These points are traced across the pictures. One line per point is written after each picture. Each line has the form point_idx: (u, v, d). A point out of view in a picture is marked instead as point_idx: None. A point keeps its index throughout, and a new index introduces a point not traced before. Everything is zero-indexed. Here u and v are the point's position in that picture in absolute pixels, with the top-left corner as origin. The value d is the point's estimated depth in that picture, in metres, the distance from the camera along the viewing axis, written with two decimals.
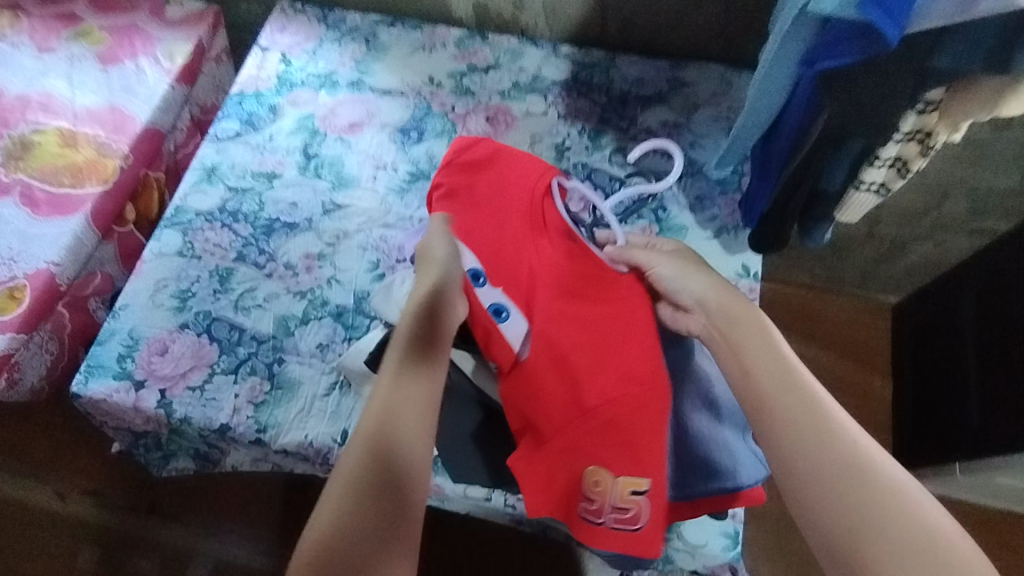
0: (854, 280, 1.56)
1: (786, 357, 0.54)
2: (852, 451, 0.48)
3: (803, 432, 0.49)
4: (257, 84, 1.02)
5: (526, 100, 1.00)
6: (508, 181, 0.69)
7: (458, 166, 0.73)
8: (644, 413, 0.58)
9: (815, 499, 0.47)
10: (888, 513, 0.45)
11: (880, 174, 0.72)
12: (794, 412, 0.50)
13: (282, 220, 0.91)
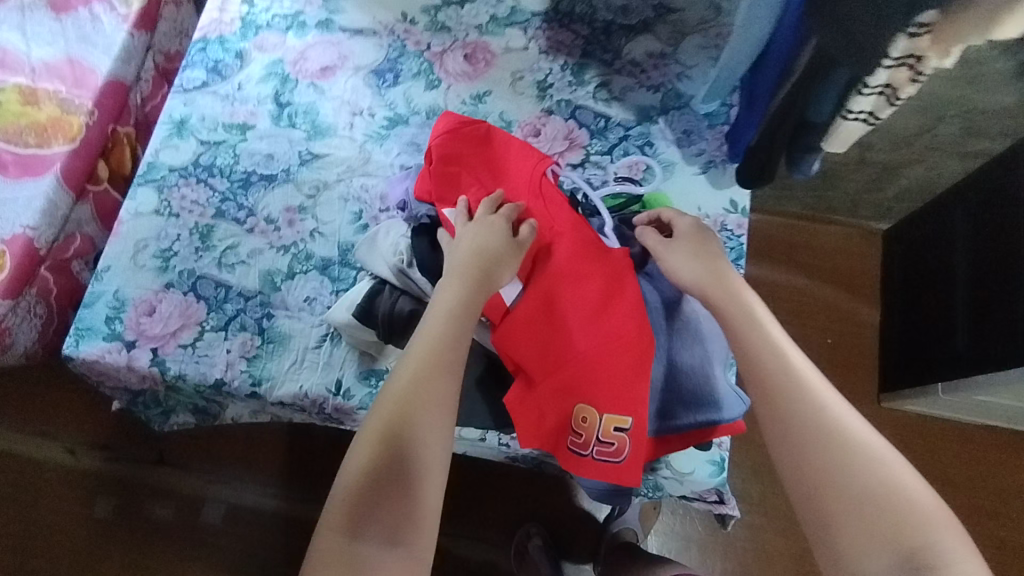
0: (845, 208, 1.54)
1: (779, 336, 0.58)
2: (839, 429, 0.53)
3: (792, 407, 0.54)
4: (221, 29, 0.97)
5: (505, 35, 0.95)
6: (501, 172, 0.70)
7: (457, 137, 0.71)
8: (632, 359, 0.57)
9: (803, 472, 0.52)
10: (870, 487, 0.50)
11: (868, 103, 0.63)
12: (788, 388, 0.55)
13: (258, 172, 0.88)
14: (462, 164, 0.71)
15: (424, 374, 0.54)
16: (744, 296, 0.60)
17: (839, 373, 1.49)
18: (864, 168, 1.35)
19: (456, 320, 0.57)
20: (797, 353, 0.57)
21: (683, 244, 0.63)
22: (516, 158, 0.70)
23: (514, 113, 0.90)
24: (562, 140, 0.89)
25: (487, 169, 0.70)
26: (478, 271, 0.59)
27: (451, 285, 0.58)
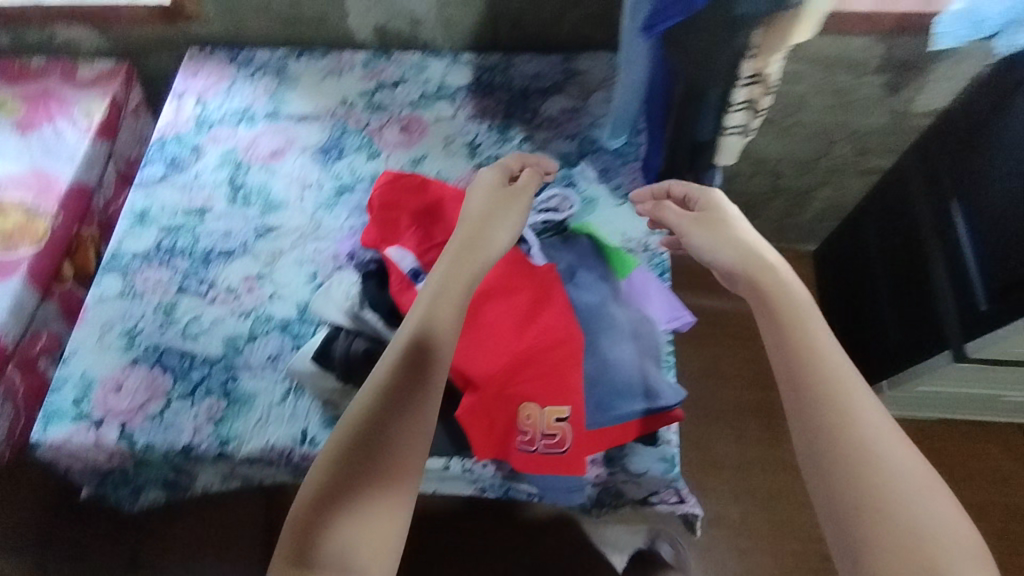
0: (773, 234, 1.67)
1: (821, 343, 0.58)
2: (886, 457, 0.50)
3: (830, 407, 0.54)
4: (177, 128, 1.07)
5: (435, 107, 1.07)
6: (437, 211, 0.78)
7: (396, 188, 0.81)
8: (563, 356, 0.64)
9: (825, 473, 0.51)
10: (897, 511, 0.47)
11: (738, 118, 0.79)
12: (822, 385, 0.55)
13: (217, 249, 0.95)
14: (399, 209, 0.79)
15: (405, 376, 0.56)
16: (782, 293, 0.62)
17: None
18: (779, 194, 1.49)
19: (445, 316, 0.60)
20: (839, 358, 0.57)
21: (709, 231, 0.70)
22: (449, 199, 0.79)
23: (449, 171, 1.00)
24: None
25: (423, 210, 0.78)
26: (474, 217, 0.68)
27: (450, 267, 0.63)
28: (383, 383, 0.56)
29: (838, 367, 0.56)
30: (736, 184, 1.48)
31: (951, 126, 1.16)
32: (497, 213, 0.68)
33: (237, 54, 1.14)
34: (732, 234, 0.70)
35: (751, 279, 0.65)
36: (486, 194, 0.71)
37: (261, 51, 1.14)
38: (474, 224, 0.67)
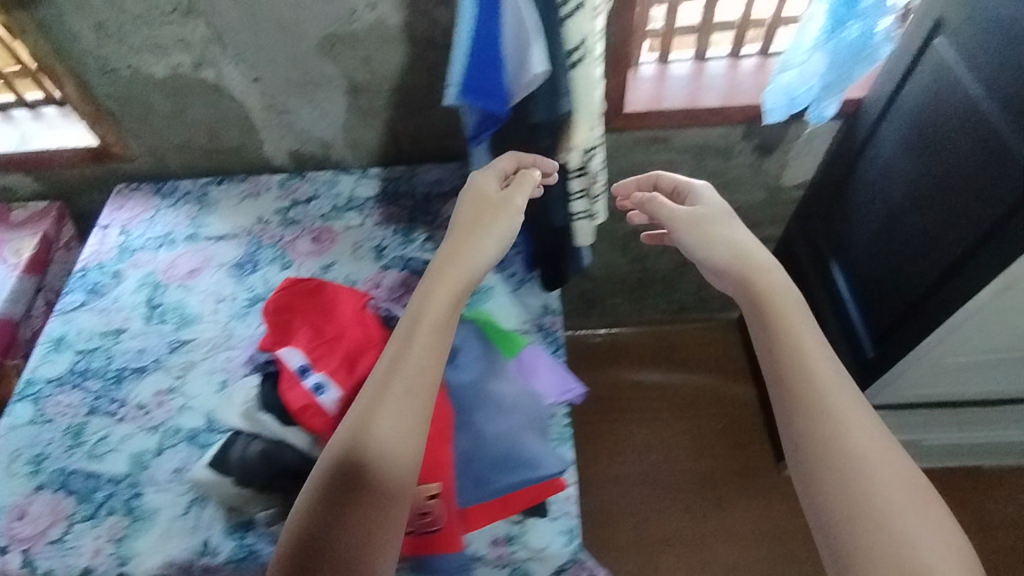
0: (696, 305, 1.77)
1: (814, 355, 0.61)
2: (868, 461, 0.54)
3: (819, 412, 0.58)
4: (100, 257, 1.13)
5: (345, 217, 1.16)
6: (329, 310, 0.83)
7: (294, 292, 0.86)
8: (434, 438, 0.72)
9: (818, 483, 0.55)
10: (889, 522, 0.51)
11: (581, 205, 0.90)
12: (814, 393, 0.59)
13: (130, 367, 0.98)
14: (293, 311, 0.85)
15: (396, 408, 0.59)
16: (773, 303, 0.65)
17: (733, 451, 1.59)
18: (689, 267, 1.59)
19: (429, 338, 0.64)
20: (832, 368, 0.60)
21: (695, 227, 0.75)
22: (343, 297, 0.85)
23: (357, 274, 1.07)
24: (399, 286, 1.05)
25: (316, 311, 0.84)
26: (462, 228, 0.73)
27: (436, 284, 0.68)
28: (374, 417, 0.59)
29: (830, 380, 0.59)
30: (649, 262, 1.59)
31: (820, 194, 1.29)
32: (485, 219, 0.73)
33: (162, 185, 1.23)
34: (726, 234, 0.73)
35: (742, 278, 0.69)
36: (475, 200, 0.75)
37: (184, 181, 1.24)
38: (462, 230, 0.72)
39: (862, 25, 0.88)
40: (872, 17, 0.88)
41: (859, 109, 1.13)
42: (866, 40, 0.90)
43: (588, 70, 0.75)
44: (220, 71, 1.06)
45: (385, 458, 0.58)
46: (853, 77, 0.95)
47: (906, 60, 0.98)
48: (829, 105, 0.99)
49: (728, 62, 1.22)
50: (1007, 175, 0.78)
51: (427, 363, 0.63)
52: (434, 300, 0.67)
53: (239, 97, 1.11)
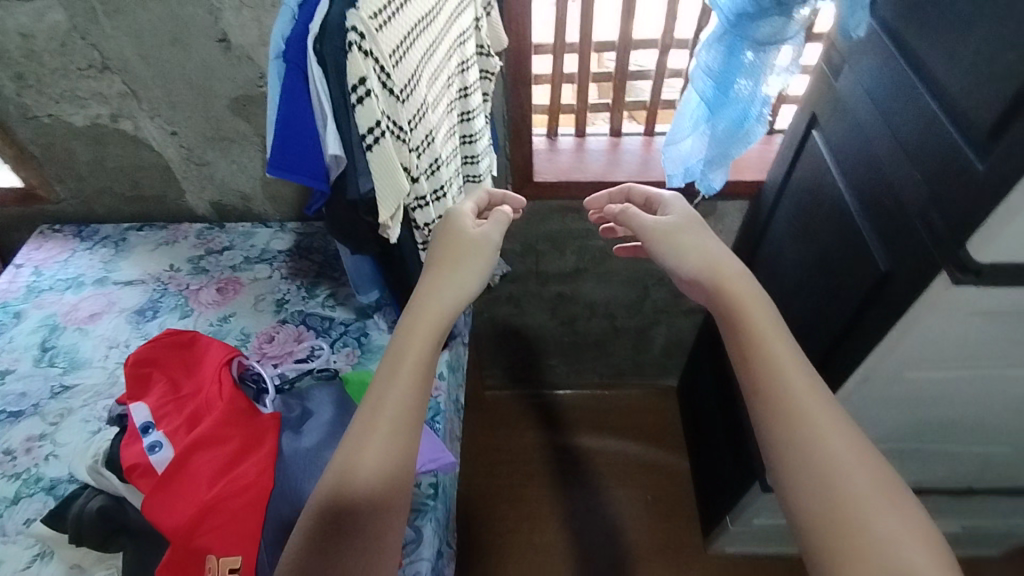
0: (632, 372, 1.75)
1: (778, 348, 0.55)
2: (837, 461, 0.47)
3: (783, 410, 0.51)
4: (6, 296, 1.14)
5: (254, 269, 1.17)
6: (194, 367, 0.83)
7: (163, 345, 0.85)
8: (248, 508, 0.67)
9: (789, 485, 0.48)
10: (867, 526, 0.44)
11: None
12: (776, 390, 0.52)
13: (8, 410, 0.97)
14: (156, 365, 0.84)
15: (387, 435, 0.52)
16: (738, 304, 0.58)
17: (662, 525, 1.52)
18: (620, 333, 1.59)
19: (416, 369, 0.56)
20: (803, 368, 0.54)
21: (666, 233, 0.67)
22: (211, 351, 0.85)
23: (252, 327, 1.07)
24: (291, 341, 1.04)
25: (181, 366, 0.84)
26: (439, 262, 0.65)
27: (414, 321, 0.59)
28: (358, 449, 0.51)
29: (798, 380, 0.53)
30: (579, 326, 1.58)
31: None
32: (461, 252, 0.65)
33: (83, 229, 1.26)
34: (695, 241, 0.66)
35: (713, 280, 0.61)
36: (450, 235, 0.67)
37: (106, 226, 1.26)
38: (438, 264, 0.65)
39: (736, 108, 0.90)
40: (744, 100, 0.89)
41: (763, 190, 1.16)
42: (741, 120, 0.91)
43: (388, 155, 0.61)
44: (138, 124, 1.10)
45: (376, 488, 0.51)
46: (733, 153, 0.95)
47: (794, 146, 1.02)
48: (716, 177, 1.00)
49: (643, 138, 1.26)
50: (861, 271, 0.80)
51: (414, 392, 0.55)
52: (417, 334, 0.58)
53: (158, 148, 1.14)
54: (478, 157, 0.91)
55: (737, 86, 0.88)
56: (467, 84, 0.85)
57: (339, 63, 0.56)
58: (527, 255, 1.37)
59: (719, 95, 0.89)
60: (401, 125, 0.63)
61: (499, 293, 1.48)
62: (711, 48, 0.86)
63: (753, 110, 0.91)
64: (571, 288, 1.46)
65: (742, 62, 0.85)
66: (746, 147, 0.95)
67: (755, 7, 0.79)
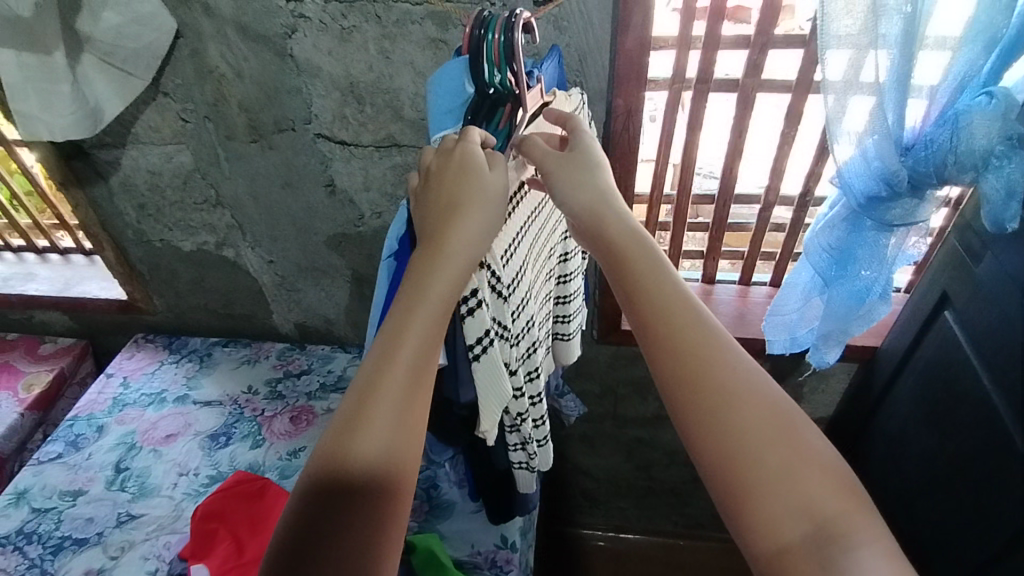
0: (711, 524, 1.58)
1: (670, 293, 0.55)
2: (734, 396, 0.50)
3: (691, 354, 0.52)
4: (93, 407, 1.16)
5: (329, 398, 1.16)
6: (260, 523, 0.84)
7: (232, 494, 0.87)
8: None
9: (687, 418, 0.51)
10: (763, 453, 0.48)
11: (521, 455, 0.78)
12: (680, 338, 0.53)
13: (73, 536, 0.96)
14: (221, 519, 0.85)
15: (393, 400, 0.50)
16: (630, 259, 0.57)
17: None
18: (701, 482, 1.45)
19: (424, 332, 0.53)
20: (692, 329, 0.53)
21: (556, 160, 0.59)
22: (282, 512, 0.85)
23: None
24: None
25: (246, 522, 0.85)
26: (437, 231, 0.55)
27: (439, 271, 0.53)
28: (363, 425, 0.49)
29: (689, 326, 0.54)
30: (654, 472, 1.46)
31: (839, 433, 1.17)
32: (463, 211, 0.54)
33: (174, 341, 1.30)
34: (590, 178, 0.60)
35: (596, 216, 0.58)
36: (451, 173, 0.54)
37: (195, 339, 1.30)
38: (439, 212, 0.55)
39: (854, 285, 0.82)
40: (867, 277, 0.81)
41: (880, 356, 1.06)
42: (863, 297, 0.82)
43: (492, 364, 0.62)
44: (239, 252, 1.14)
45: (380, 471, 0.49)
46: (852, 330, 0.86)
47: (918, 322, 0.94)
48: (830, 353, 0.90)
49: (737, 288, 1.20)
50: (1010, 474, 0.68)
51: (422, 344, 0.52)
52: (433, 285, 0.53)
53: (254, 275, 1.18)
54: (573, 321, 0.87)
55: (857, 264, 0.81)
56: (568, 249, 0.82)
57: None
58: (606, 397, 1.30)
59: (836, 271, 0.82)
60: (506, 326, 0.63)
61: (572, 431, 1.40)
62: (833, 228, 0.81)
63: (876, 288, 0.82)
64: (649, 433, 1.36)
65: (864, 241, 0.79)
66: (866, 324, 0.86)
67: (885, 189, 0.73)
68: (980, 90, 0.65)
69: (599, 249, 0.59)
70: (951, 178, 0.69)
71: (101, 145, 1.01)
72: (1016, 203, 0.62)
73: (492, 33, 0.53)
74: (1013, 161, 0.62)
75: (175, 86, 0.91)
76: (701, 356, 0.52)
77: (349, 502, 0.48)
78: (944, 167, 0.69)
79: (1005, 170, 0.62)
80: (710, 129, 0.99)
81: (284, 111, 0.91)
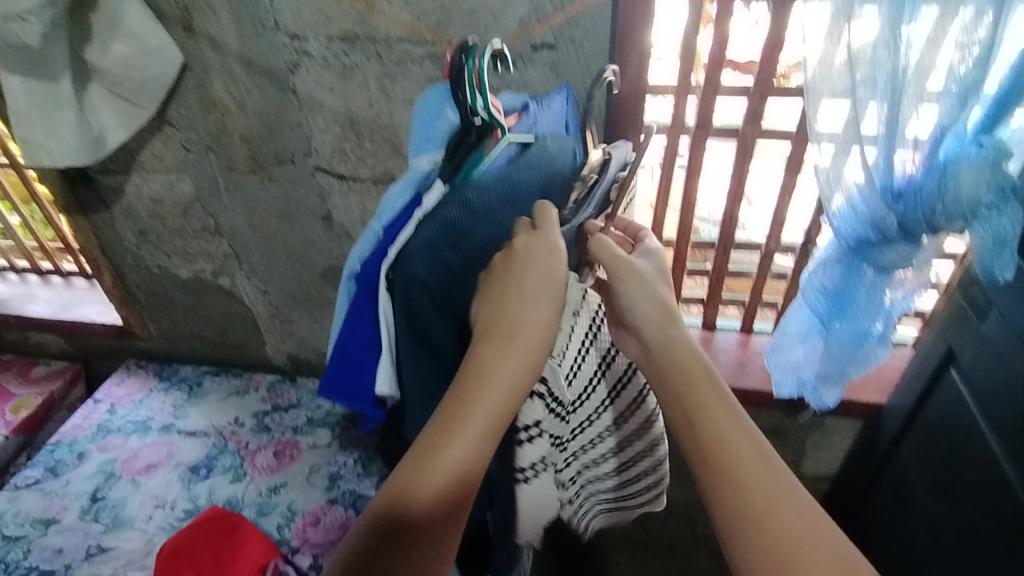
0: None
1: (723, 419, 0.52)
2: (789, 539, 0.46)
3: (744, 483, 0.48)
4: (76, 433, 1.14)
5: (314, 433, 1.13)
6: (226, 564, 0.86)
7: (204, 530, 0.90)
8: None
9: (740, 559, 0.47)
10: None
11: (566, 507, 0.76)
12: (735, 466, 0.49)
13: (40, 567, 0.93)
14: (188, 556, 0.87)
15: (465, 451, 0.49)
16: (694, 387, 0.54)
17: None
18: (700, 535, 1.39)
19: (506, 390, 0.50)
20: (758, 461, 0.50)
21: (626, 271, 0.59)
22: (250, 550, 0.87)
23: (300, 503, 1.00)
24: (336, 530, 0.96)
25: (212, 560, 0.86)
26: (514, 310, 0.53)
27: (511, 348, 0.51)
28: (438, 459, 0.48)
29: (744, 454, 0.50)
30: (651, 524, 1.41)
31: (845, 491, 1.12)
32: (521, 288, 0.53)
33: (165, 367, 1.29)
34: (653, 290, 0.59)
35: (658, 333, 0.58)
36: (521, 265, 0.53)
37: (186, 367, 1.29)
38: (496, 292, 0.54)
39: (857, 327, 0.79)
40: (863, 317, 0.78)
41: (884, 414, 1.02)
42: (860, 340, 0.80)
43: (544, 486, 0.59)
44: (235, 281, 1.14)
45: (447, 511, 0.49)
46: (851, 372, 0.83)
47: (922, 378, 0.90)
48: (829, 394, 0.87)
49: (739, 336, 1.17)
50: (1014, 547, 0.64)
51: (503, 405, 0.50)
52: (512, 354, 0.51)
53: (248, 305, 1.17)
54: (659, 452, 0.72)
55: (857, 306, 0.78)
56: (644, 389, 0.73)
57: (407, 295, 0.50)
58: None
59: (835, 313, 0.79)
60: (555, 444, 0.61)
61: None
62: (827, 269, 0.78)
63: (875, 331, 0.80)
64: None
65: (862, 284, 0.77)
66: (866, 368, 0.83)
67: (877, 234, 0.73)
68: (970, 141, 0.64)
69: (660, 368, 0.56)
70: (942, 226, 0.68)
71: (106, 171, 1.02)
72: (1008, 253, 0.63)
73: (473, 58, 0.52)
74: (1003, 213, 0.62)
75: (179, 116, 0.93)
76: (749, 487, 0.48)
77: (407, 541, 0.47)
78: (932, 215, 0.67)
79: (995, 221, 0.62)
80: (711, 175, 0.98)
81: (283, 144, 0.92)
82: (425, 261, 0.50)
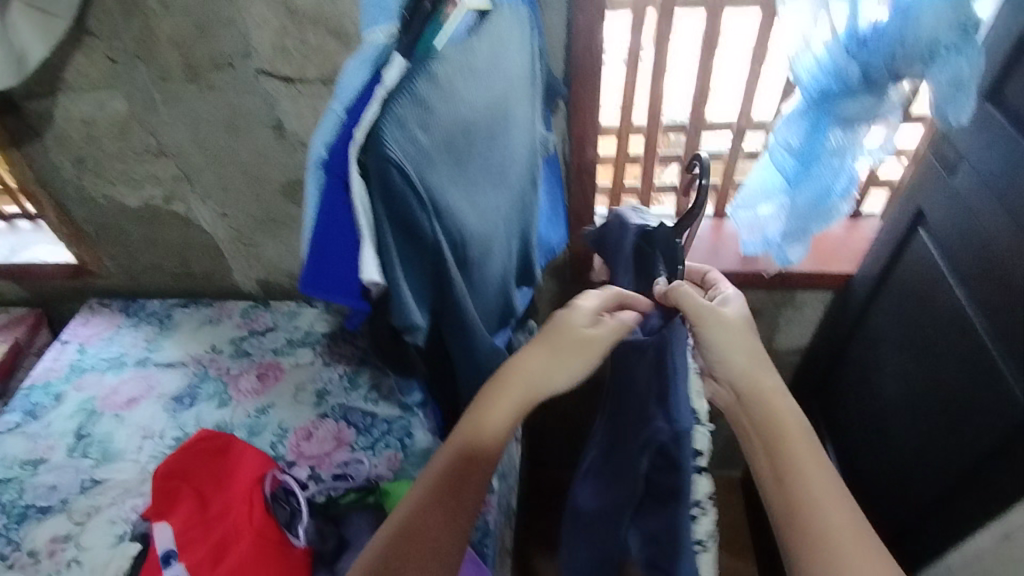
0: None
1: (819, 482, 0.55)
2: None
3: (829, 542, 0.52)
4: (49, 375, 1.11)
5: (296, 353, 1.12)
6: (223, 480, 0.86)
7: (195, 451, 0.88)
8: None
9: None
10: None
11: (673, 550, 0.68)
12: (822, 525, 0.53)
13: (37, 505, 0.93)
14: (185, 476, 0.87)
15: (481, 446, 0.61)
16: (789, 446, 0.56)
17: None
18: None
19: (517, 402, 0.63)
20: (847, 525, 0.53)
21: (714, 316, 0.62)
22: (246, 465, 0.87)
23: (290, 421, 1.01)
24: (330, 441, 0.97)
25: (210, 478, 0.87)
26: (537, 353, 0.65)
27: (526, 374, 0.64)
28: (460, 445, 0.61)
29: (834, 517, 0.53)
30: None
31: (816, 361, 1.17)
32: (547, 339, 0.64)
33: (131, 303, 1.24)
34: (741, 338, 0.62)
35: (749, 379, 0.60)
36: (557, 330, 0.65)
37: (153, 301, 1.24)
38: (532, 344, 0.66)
39: (820, 186, 0.79)
40: (826, 175, 0.78)
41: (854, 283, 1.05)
42: (824, 198, 0.80)
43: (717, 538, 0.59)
44: (190, 205, 1.08)
45: (461, 491, 0.60)
46: (813, 228, 0.85)
47: (890, 244, 0.91)
48: (792, 249, 0.90)
49: (712, 221, 1.17)
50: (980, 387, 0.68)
51: (513, 414, 0.62)
52: (524, 369, 0.63)
53: (208, 230, 1.12)
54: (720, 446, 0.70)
55: (821, 162, 0.76)
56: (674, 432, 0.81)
57: (385, 179, 0.49)
58: None
59: (802, 172, 0.78)
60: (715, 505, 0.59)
61: None
62: (792, 125, 0.76)
63: (839, 187, 0.79)
64: None
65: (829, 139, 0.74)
66: (828, 223, 0.84)
67: (841, 86, 0.70)
68: None
69: (755, 420, 0.59)
70: (904, 71, 0.66)
71: (28, 94, 0.93)
72: (965, 95, 0.63)
73: None
74: (963, 53, 0.61)
75: (99, 23, 0.84)
76: (829, 545, 0.52)
77: (425, 517, 0.58)
78: (894, 60, 0.66)
79: (955, 60, 0.62)
80: (679, 50, 0.94)
81: (220, 46, 0.84)
82: (401, 139, 0.48)
